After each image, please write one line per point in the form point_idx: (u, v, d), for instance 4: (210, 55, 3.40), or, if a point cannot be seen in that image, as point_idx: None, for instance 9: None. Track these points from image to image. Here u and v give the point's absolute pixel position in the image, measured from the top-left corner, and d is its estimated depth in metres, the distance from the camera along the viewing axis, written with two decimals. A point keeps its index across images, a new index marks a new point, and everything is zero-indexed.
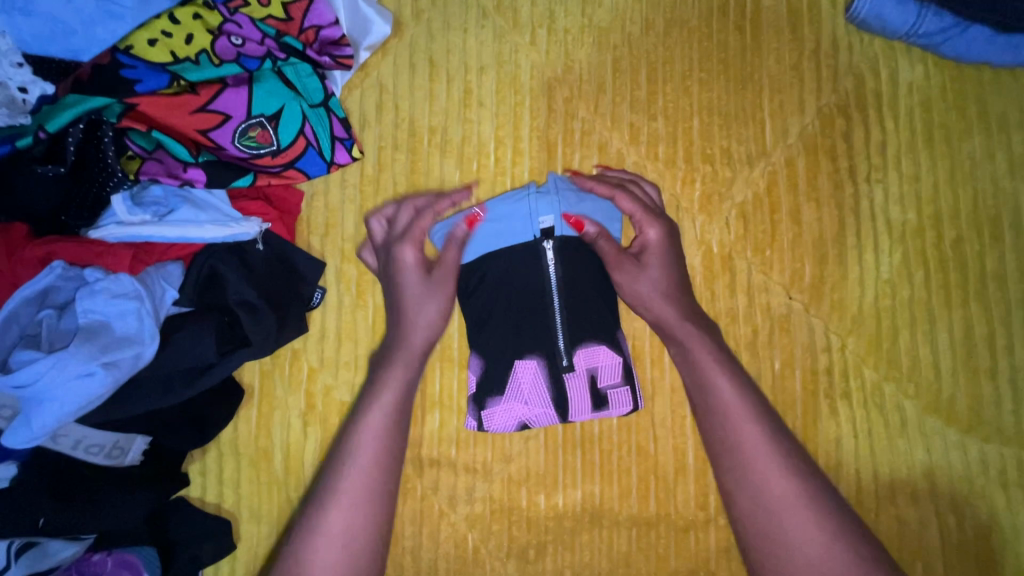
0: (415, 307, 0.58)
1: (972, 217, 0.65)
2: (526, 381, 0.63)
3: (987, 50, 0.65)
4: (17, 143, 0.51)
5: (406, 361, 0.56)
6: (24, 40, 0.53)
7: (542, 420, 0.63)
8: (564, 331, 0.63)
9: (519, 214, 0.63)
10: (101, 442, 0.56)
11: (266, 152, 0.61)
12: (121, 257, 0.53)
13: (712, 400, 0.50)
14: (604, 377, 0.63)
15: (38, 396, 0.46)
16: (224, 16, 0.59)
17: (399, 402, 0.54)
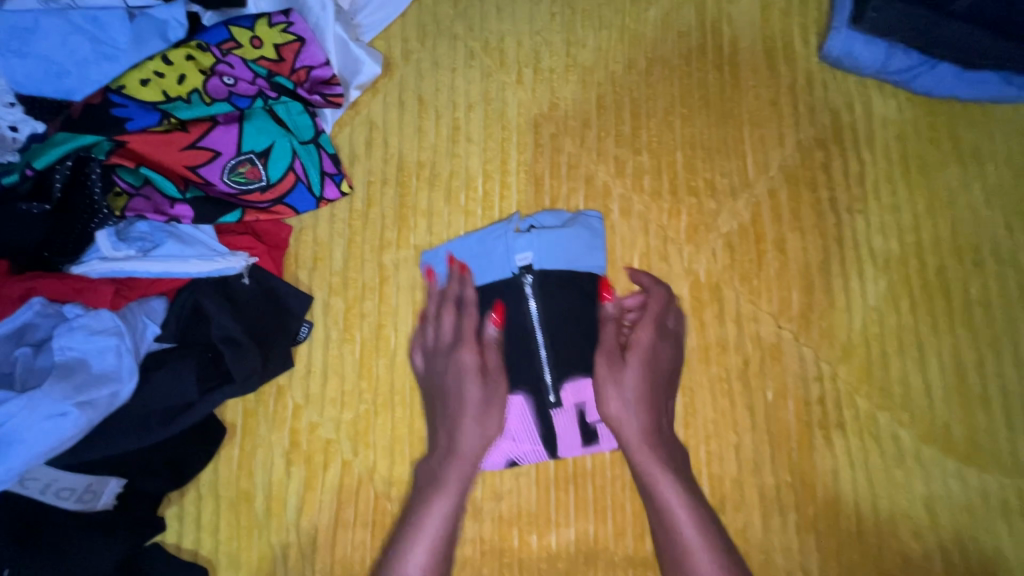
0: (472, 404, 0.61)
1: (952, 245, 0.66)
2: (514, 418, 0.63)
3: (956, 86, 0.67)
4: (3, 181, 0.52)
5: (462, 463, 0.59)
6: (17, 81, 0.54)
7: (530, 457, 0.63)
8: (549, 364, 0.63)
9: (498, 248, 0.65)
10: (73, 486, 0.53)
11: (256, 187, 0.61)
12: (103, 292, 0.52)
13: (669, 520, 0.56)
14: (592, 413, 0.63)
15: (7, 437, 0.44)
16: (217, 57, 0.60)
17: (443, 532, 0.57)
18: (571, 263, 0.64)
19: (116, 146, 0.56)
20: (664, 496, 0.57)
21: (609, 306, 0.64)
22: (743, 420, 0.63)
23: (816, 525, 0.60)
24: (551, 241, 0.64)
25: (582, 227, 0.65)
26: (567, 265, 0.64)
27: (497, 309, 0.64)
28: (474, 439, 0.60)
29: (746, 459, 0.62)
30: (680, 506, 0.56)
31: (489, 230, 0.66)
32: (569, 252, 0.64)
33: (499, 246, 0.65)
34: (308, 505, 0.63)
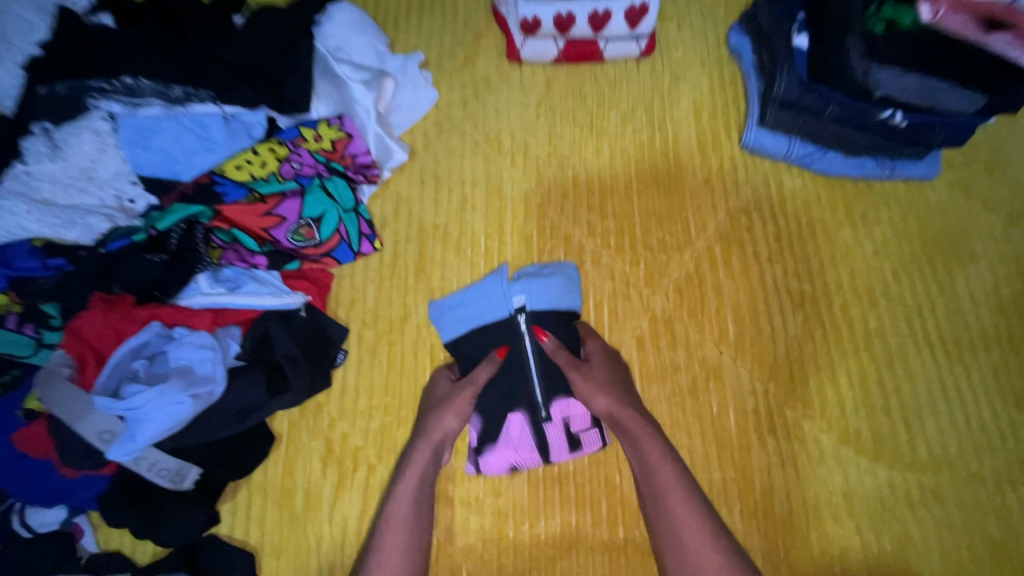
0: (443, 403, 0.75)
1: (852, 288, 0.85)
2: (515, 431, 0.77)
3: (843, 168, 0.88)
4: (132, 237, 0.74)
5: (427, 434, 0.73)
6: (139, 166, 0.76)
7: (529, 463, 0.76)
8: (540, 386, 0.79)
9: (497, 293, 0.83)
10: (169, 467, 0.68)
11: (310, 244, 0.80)
12: (202, 317, 0.71)
13: (659, 484, 0.69)
14: (576, 423, 0.78)
15: (141, 416, 0.62)
16: (290, 149, 0.82)
17: (420, 485, 0.71)
18: (554, 304, 0.82)
19: (216, 213, 0.75)
20: (654, 465, 0.70)
21: (546, 341, 0.80)
22: (693, 426, 0.78)
23: (755, 512, 0.74)
24: (536, 286, 0.82)
25: (562, 276, 0.84)
26: (550, 304, 0.82)
27: (501, 347, 0.80)
28: (441, 418, 0.74)
29: (697, 459, 0.77)
30: (668, 473, 0.69)
31: (489, 279, 0.83)
32: (552, 295, 0.82)
33: (497, 293, 0.82)
34: (339, 501, 0.77)
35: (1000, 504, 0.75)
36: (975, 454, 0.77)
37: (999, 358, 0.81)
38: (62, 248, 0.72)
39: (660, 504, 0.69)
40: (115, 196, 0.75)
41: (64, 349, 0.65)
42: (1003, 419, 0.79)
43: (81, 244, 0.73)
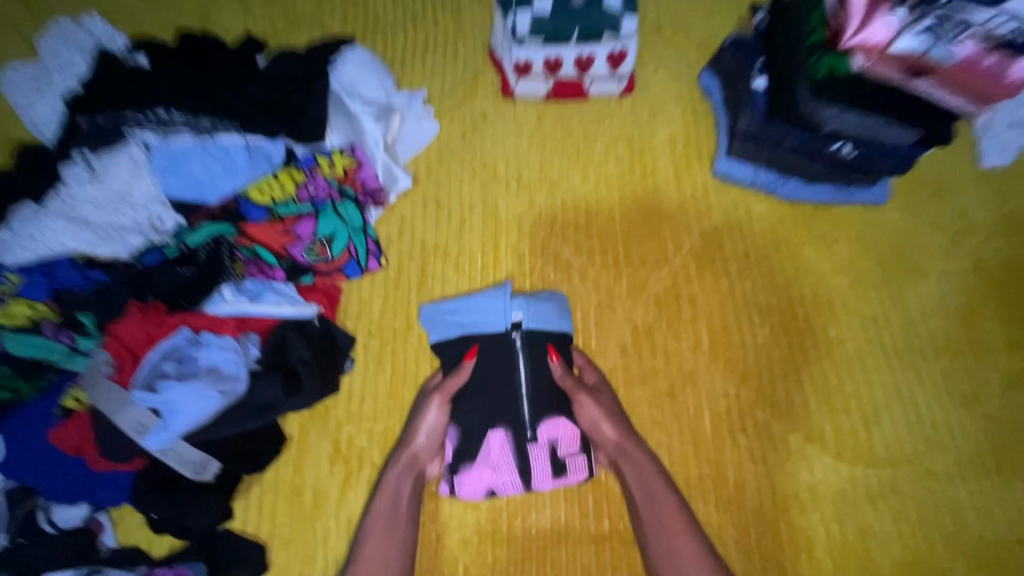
0: (419, 422, 0.80)
1: (814, 301, 0.94)
2: (495, 450, 0.79)
3: (804, 193, 0.98)
4: (168, 255, 0.83)
5: (403, 448, 0.79)
6: (169, 189, 0.86)
7: (506, 487, 0.79)
8: (529, 407, 0.81)
9: (496, 310, 0.86)
10: (193, 459, 0.74)
11: (323, 260, 0.88)
12: (227, 324, 0.80)
13: (664, 516, 0.75)
14: (563, 447, 0.81)
15: (175, 408, 0.72)
16: (307, 174, 0.90)
17: (397, 497, 0.77)
18: (546, 323, 0.86)
19: (239, 232, 0.84)
20: (661, 497, 0.76)
21: (554, 365, 0.83)
22: (671, 426, 0.86)
23: (728, 503, 0.81)
24: (534, 306, 0.86)
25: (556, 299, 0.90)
26: (544, 324, 0.86)
27: (469, 351, 0.84)
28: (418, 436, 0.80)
29: (676, 456, 0.84)
30: (672, 504, 0.75)
31: (488, 292, 0.87)
32: (547, 318, 0.86)
33: (496, 308, 0.86)
34: (345, 497, 0.83)
35: (949, 496, 0.83)
36: (927, 452, 0.85)
37: (948, 364, 0.90)
38: (100, 262, 0.81)
39: (662, 534, 0.74)
40: (147, 216, 0.84)
41: (110, 351, 0.76)
42: (952, 419, 0.87)
43: (117, 259, 0.82)
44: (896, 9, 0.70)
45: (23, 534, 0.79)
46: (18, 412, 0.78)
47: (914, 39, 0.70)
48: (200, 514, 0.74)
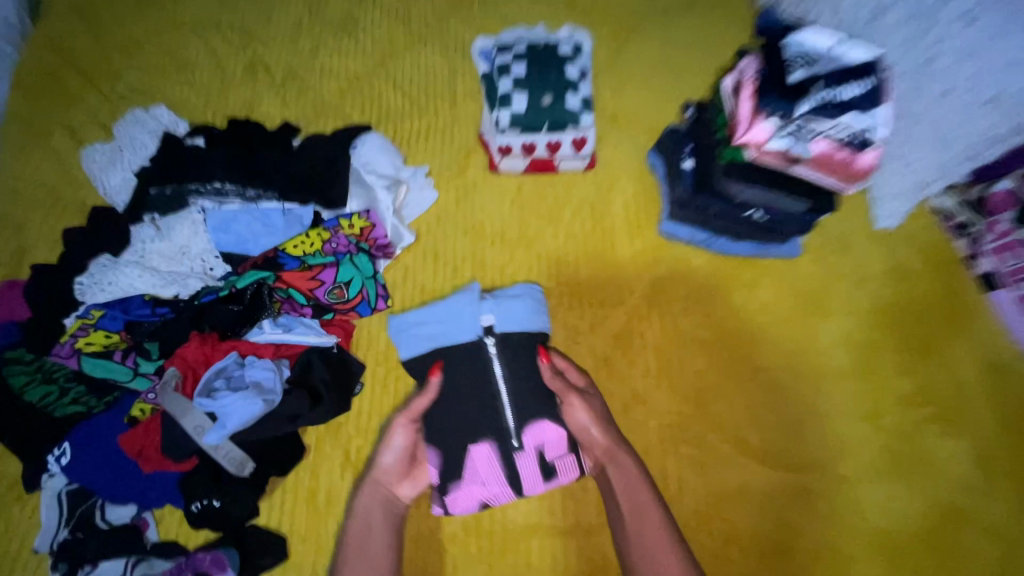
0: (386, 447, 0.94)
1: (743, 336, 1.14)
2: (483, 465, 0.94)
3: (732, 248, 1.21)
4: (218, 293, 1.02)
5: (370, 474, 0.93)
6: (220, 245, 1.09)
7: (499, 497, 0.95)
8: (512, 416, 0.96)
9: (465, 315, 1.01)
10: (236, 455, 0.93)
11: (342, 301, 1.08)
12: (266, 348, 1.01)
13: (645, 513, 0.87)
14: (550, 450, 0.96)
15: (229, 412, 0.91)
16: (332, 233, 1.12)
17: (370, 518, 0.90)
18: (523, 328, 1.01)
19: (277, 275, 1.05)
20: (643, 497, 0.88)
21: (545, 365, 0.98)
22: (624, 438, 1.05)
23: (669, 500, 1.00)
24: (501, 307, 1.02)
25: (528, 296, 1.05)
26: (521, 327, 1.01)
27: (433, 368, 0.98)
28: (385, 461, 0.93)
29: None
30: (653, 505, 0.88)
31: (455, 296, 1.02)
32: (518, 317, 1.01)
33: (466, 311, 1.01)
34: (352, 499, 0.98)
35: (852, 495, 1.01)
36: (835, 459, 1.04)
37: (853, 388, 1.10)
38: (167, 301, 1.02)
39: (640, 532, 0.86)
40: (202, 266, 1.08)
41: (173, 366, 0.97)
42: (856, 432, 1.06)
43: (179, 297, 1.03)
44: (769, 118, 0.90)
45: (81, 528, 0.95)
46: (92, 421, 0.97)
47: (784, 139, 0.93)
48: (239, 500, 0.92)
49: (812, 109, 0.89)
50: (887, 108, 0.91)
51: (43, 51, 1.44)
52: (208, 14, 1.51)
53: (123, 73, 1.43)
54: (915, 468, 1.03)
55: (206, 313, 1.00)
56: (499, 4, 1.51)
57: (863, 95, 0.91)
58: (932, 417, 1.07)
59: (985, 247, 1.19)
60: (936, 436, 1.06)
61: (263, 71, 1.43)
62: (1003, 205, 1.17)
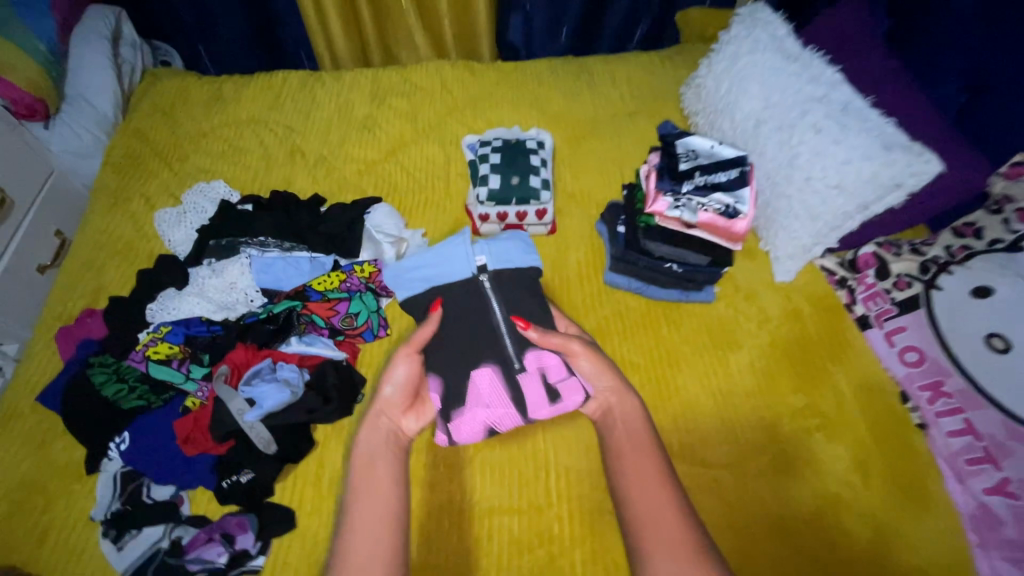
0: (391, 381, 1.23)
1: (669, 361, 1.44)
2: (486, 390, 1.26)
3: (660, 293, 1.54)
4: (259, 316, 1.38)
5: (377, 407, 1.20)
6: (261, 281, 1.43)
7: (506, 420, 1.25)
8: (513, 348, 1.32)
9: (458, 254, 1.40)
10: (264, 436, 1.20)
11: (351, 326, 1.38)
12: (293, 356, 1.32)
13: (645, 435, 1.16)
14: (552, 373, 1.28)
15: (264, 398, 1.21)
16: (349, 276, 1.46)
17: (375, 443, 1.16)
18: (510, 263, 1.41)
19: (303, 304, 1.39)
20: (642, 426, 1.18)
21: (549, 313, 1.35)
22: (575, 440, 1.29)
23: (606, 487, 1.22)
24: (493, 247, 1.42)
25: (514, 237, 1.45)
26: (510, 266, 1.41)
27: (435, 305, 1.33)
28: (388, 398, 1.21)
29: (575, 457, 1.26)
30: (649, 431, 1.17)
31: (446, 243, 1.42)
32: (511, 254, 1.41)
33: (458, 255, 1.40)
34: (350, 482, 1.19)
35: (756, 485, 1.26)
36: (743, 459, 1.30)
37: (755, 402, 1.38)
38: (221, 322, 1.38)
39: (637, 448, 1.14)
40: (245, 295, 1.42)
41: (223, 366, 1.27)
42: (760, 438, 1.33)
43: (228, 319, 1.39)
44: (665, 197, 1.45)
45: (129, 501, 1.17)
46: (151, 412, 1.26)
47: (676, 211, 1.45)
48: (261, 477, 1.17)
49: (692, 190, 1.44)
50: (750, 189, 1.43)
51: (131, 139, 1.86)
52: (260, 115, 1.96)
53: (190, 155, 1.83)
54: (803, 466, 1.29)
55: (248, 330, 1.34)
56: (485, 111, 1.97)
57: (733, 179, 1.45)
58: (818, 426, 1.34)
59: (858, 296, 1.53)
60: (821, 441, 1.32)
61: (300, 157, 1.84)
62: (867, 263, 1.52)
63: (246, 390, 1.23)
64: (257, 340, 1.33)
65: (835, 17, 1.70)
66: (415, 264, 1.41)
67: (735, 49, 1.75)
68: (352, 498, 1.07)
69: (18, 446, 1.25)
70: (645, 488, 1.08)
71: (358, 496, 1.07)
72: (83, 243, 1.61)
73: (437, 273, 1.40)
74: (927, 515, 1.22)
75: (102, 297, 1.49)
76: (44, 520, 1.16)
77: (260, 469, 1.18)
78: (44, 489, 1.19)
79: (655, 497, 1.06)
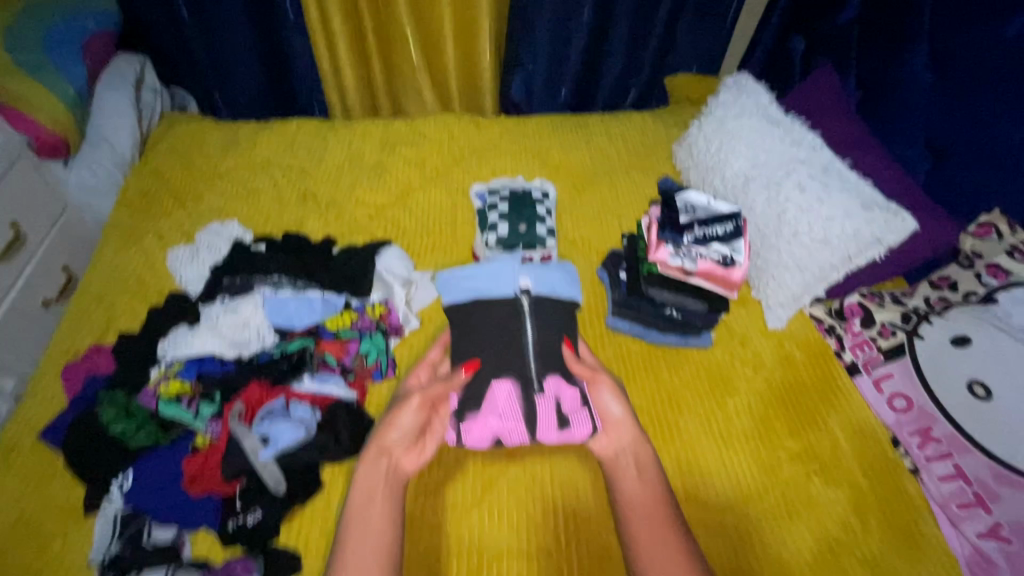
0: (396, 426, 1.22)
1: (670, 405, 1.48)
2: (502, 402, 1.29)
3: (660, 336, 1.60)
4: (272, 354, 1.41)
5: (374, 447, 1.19)
6: (275, 320, 1.46)
7: (513, 435, 1.28)
8: (536, 371, 1.33)
9: (508, 273, 1.46)
10: (276, 476, 1.20)
11: (362, 368, 1.40)
12: (305, 394, 1.34)
13: (658, 485, 1.19)
14: (566, 403, 1.29)
15: (279, 435, 1.23)
16: (360, 316, 1.49)
17: (371, 483, 1.15)
18: (551, 291, 1.45)
19: (316, 343, 1.43)
20: (654, 475, 1.20)
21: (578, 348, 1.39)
22: (581, 483, 1.30)
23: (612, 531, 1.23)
24: (539, 273, 1.47)
25: (561, 269, 1.51)
26: (552, 293, 1.45)
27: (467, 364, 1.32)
28: (390, 437, 1.21)
29: (582, 500, 1.27)
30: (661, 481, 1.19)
31: (497, 262, 1.49)
32: (555, 283, 1.46)
33: (506, 275, 1.46)
34: None
35: (758, 530, 1.29)
36: (745, 505, 1.32)
37: (755, 446, 1.42)
38: (235, 360, 1.40)
39: (650, 499, 1.16)
40: (258, 333, 1.44)
41: (239, 404, 1.28)
42: (760, 486, 1.35)
43: (241, 356, 1.41)
44: (668, 244, 1.57)
45: (128, 547, 1.12)
46: (158, 450, 1.25)
47: (678, 258, 1.57)
48: (267, 518, 1.16)
49: (692, 240, 1.56)
50: (744, 241, 1.54)
51: (146, 178, 1.91)
52: (275, 159, 2.04)
53: (204, 196, 1.88)
54: (803, 512, 1.32)
55: (260, 369, 1.37)
56: (491, 162, 2.08)
57: (731, 229, 1.57)
58: (816, 470, 1.39)
59: (846, 344, 1.60)
60: (821, 486, 1.36)
61: (312, 200, 1.91)
62: (853, 312, 1.60)
63: (259, 427, 1.24)
64: (274, 377, 1.36)
65: (810, 88, 1.87)
66: (464, 275, 1.47)
67: (722, 112, 1.90)
68: (344, 542, 1.07)
69: (16, 484, 1.22)
70: (653, 540, 1.10)
71: (351, 539, 1.07)
72: (94, 279, 1.62)
73: (482, 289, 1.45)
74: (922, 563, 1.24)
75: (110, 332, 1.49)
76: (37, 564, 1.12)
77: (268, 511, 1.17)
78: (40, 528, 1.16)
79: (663, 551, 1.08)
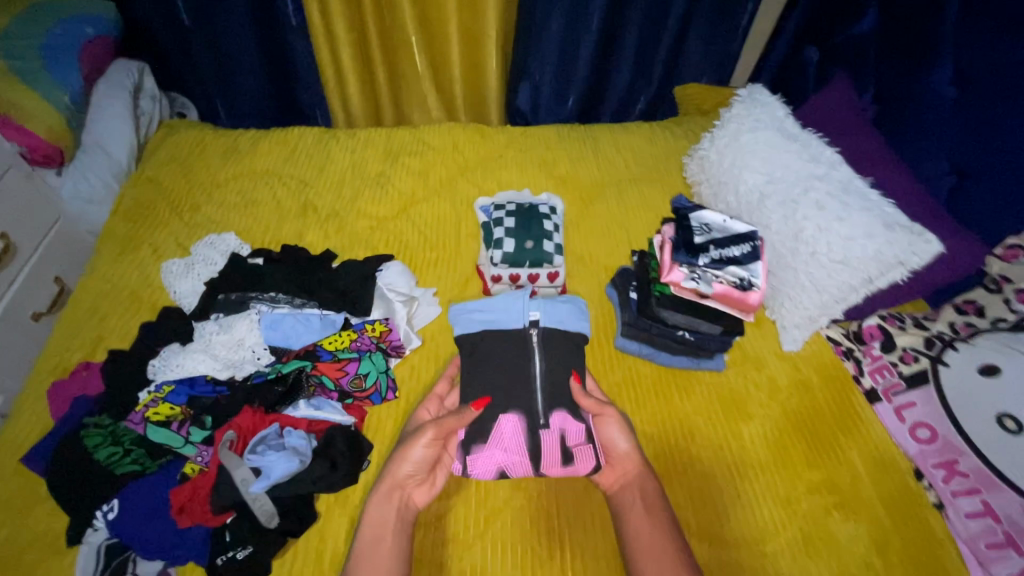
0: (411, 460, 1.16)
1: (681, 431, 1.42)
2: (508, 436, 1.23)
3: (669, 359, 1.54)
4: (267, 377, 1.35)
5: (387, 481, 1.14)
6: (269, 339, 1.39)
7: (518, 468, 1.22)
8: (542, 403, 1.29)
9: (517, 305, 1.42)
10: (268, 510, 1.14)
11: (361, 390, 1.33)
12: (301, 421, 1.29)
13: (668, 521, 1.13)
14: (571, 437, 1.24)
15: (271, 466, 1.15)
16: (359, 335, 1.43)
17: (379, 518, 1.11)
18: (560, 323, 1.40)
19: (314, 363, 1.36)
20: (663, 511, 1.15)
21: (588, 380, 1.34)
22: (589, 517, 1.24)
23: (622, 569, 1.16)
24: (549, 306, 1.43)
25: (572, 302, 1.45)
26: (560, 325, 1.40)
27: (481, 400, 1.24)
28: (401, 469, 1.16)
29: (590, 535, 1.21)
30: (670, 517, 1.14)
31: (507, 293, 1.44)
32: (564, 316, 1.41)
33: (515, 308, 1.41)
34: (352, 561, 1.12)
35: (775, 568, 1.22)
36: (761, 540, 1.26)
37: (771, 477, 1.36)
38: (227, 381, 1.35)
39: (659, 536, 1.10)
40: (252, 352, 1.38)
41: (229, 432, 1.21)
42: (776, 520, 1.29)
43: (234, 378, 1.35)
44: (682, 268, 1.49)
45: None
46: (145, 478, 1.19)
47: (692, 281, 1.48)
48: (260, 553, 1.10)
49: (707, 263, 1.48)
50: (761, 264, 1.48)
51: (143, 187, 1.86)
52: (275, 168, 1.99)
53: (201, 206, 1.83)
54: (823, 549, 1.25)
55: (253, 393, 1.31)
56: (496, 173, 2.02)
57: (748, 252, 1.50)
58: (835, 505, 1.32)
59: (865, 368, 1.54)
60: (841, 522, 1.29)
61: (312, 211, 1.85)
62: (873, 335, 1.54)
63: (249, 457, 1.17)
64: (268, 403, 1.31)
65: (827, 100, 1.81)
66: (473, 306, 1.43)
67: (736, 125, 1.84)
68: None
69: None
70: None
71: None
72: (86, 292, 1.57)
73: (491, 320, 1.41)
74: None
75: (100, 349, 1.44)
76: None
77: (260, 544, 1.11)
78: (18, 559, 1.10)
79: None
